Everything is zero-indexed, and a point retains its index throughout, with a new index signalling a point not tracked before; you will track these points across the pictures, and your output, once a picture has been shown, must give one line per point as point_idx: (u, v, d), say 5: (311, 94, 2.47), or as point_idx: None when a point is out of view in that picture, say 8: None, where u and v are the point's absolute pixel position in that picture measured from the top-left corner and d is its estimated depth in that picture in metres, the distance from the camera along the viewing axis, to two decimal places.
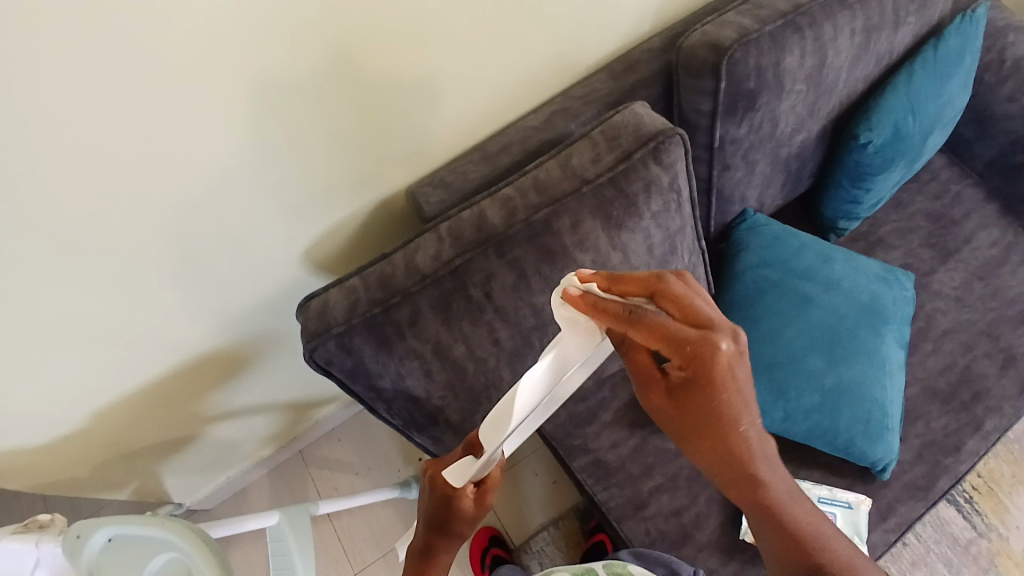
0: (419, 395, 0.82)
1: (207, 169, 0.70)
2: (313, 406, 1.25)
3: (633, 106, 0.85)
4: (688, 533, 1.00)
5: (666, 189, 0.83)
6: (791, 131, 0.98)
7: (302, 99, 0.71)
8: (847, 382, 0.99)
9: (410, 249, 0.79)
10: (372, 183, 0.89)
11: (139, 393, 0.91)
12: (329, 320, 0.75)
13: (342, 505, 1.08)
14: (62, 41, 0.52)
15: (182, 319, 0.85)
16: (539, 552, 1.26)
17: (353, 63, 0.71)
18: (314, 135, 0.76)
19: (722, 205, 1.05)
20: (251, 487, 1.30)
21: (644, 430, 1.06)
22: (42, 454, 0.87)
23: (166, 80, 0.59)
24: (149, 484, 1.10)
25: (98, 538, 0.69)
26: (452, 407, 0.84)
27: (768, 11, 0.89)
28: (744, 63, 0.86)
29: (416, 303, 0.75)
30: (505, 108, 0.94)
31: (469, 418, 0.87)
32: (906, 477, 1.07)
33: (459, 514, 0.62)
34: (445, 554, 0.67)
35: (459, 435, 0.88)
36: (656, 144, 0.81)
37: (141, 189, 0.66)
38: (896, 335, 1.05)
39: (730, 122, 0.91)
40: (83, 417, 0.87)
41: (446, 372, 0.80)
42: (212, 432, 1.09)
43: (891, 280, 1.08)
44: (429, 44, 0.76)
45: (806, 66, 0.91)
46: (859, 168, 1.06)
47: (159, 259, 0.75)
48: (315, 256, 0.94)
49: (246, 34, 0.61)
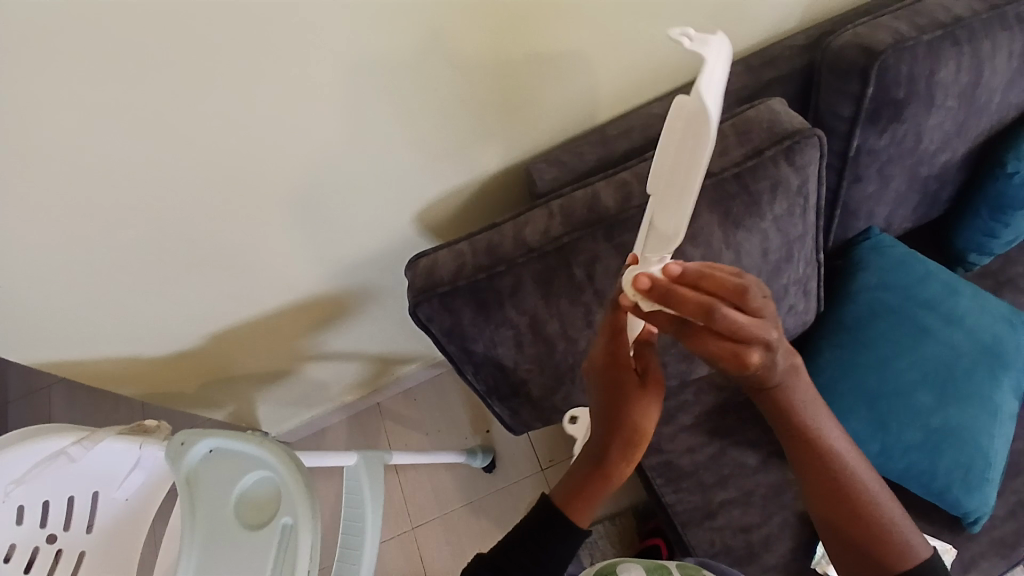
0: (507, 363, 0.86)
1: (342, 114, 0.72)
2: (395, 362, 1.27)
3: (770, 102, 0.81)
4: (755, 552, 0.96)
5: (793, 192, 0.80)
6: (935, 148, 0.92)
7: (436, 60, 0.72)
8: (954, 425, 0.92)
9: (521, 221, 0.82)
10: (491, 150, 0.90)
11: (248, 323, 0.96)
12: (436, 279, 0.80)
13: (407, 458, 1.10)
14: None
15: (296, 259, 0.89)
16: (591, 544, 1.25)
17: (493, 26, 0.72)
18: (449, 94, 0.77)
19: (845, 219, 1.00)
20: (330, 430, 1.36)
21: (723, 440, 1.03)
22: (155, 364, 0.94)
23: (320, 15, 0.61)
24: (243, 411, 1.17)
25: (199, 448, 0.74)
26: (534, 381, 0.90)
27: (928, 19, 0.83)
28: (895, 70, 0.81)
29: (519, 274, 0.78)
30: (630, 91, 0.92)
31: (549, 395, 0.93)
32: (997, 532, 0.99)
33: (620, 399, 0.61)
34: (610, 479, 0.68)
35: (535, 408, 0.95)
36: (791, 143, 0.77)
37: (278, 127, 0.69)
38: (1014, 383, 0.97)
39: (871, 131, 0.86)
40: (196, 338, 0.93)
41: (536, 346, 0.85)
42: (305, 371, 1.14)
43: (1017, 325, 1.00)
44: (569, 19, 0.76)
45: (960, 81, 0.85)
46: (1001, 199, 0.98)
47: (284, 197, 0.79)
48: (427, 218, 0.95)
49: None
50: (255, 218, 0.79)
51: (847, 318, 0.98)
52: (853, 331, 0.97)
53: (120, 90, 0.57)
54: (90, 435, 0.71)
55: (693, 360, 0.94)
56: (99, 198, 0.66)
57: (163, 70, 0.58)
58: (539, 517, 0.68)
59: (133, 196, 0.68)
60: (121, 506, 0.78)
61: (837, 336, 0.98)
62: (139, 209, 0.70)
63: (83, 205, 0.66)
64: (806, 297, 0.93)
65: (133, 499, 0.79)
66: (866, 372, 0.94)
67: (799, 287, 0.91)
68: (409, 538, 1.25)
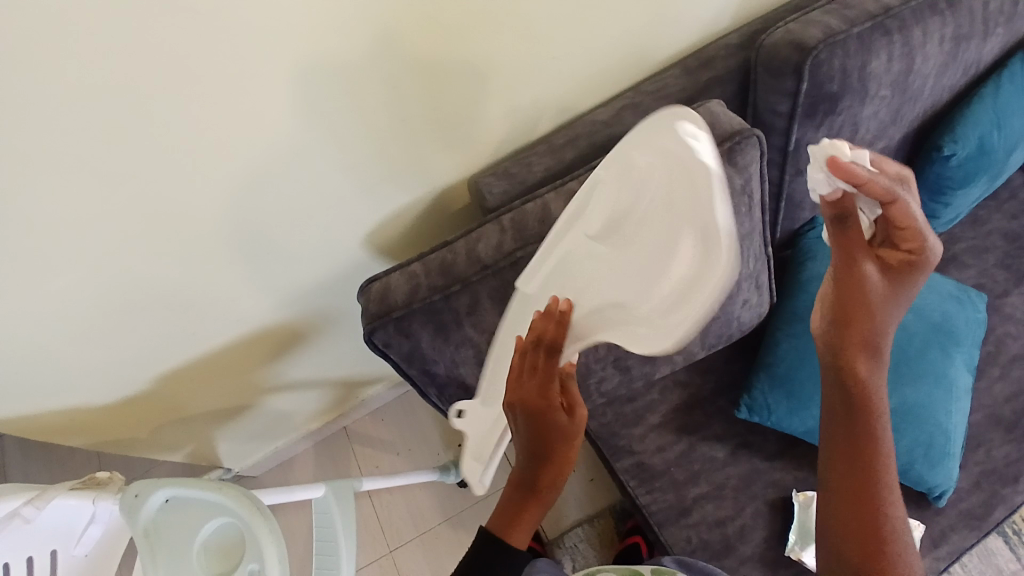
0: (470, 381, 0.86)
1: (280, 143, 0.70)
2: (361, 384, 1.26)
3: (709, 104, 0.82)
4: (731, 544, 0.98)
5: (737, 192, 0.81)
6: (872, 137, 0.94)
7: (372, 84, 0.71)
8: (912, 404, 0.95)
9: (472, 237, 0.79)
10: (436, 168, 0.89)
11: (201, 361, 0.93)
12: (390, 303, 0.77)
13: (382, 483, 1.09)
14: (146, 19, 0.52)
15: (246, 292, 0.87)
16: (572, 548, 1.26)
17: (424, 47, 0.70)
18: (387, 117, 0.76)
19: (791, 210, 1.02)
20: (297, 459, 1.34)
21: (692, 436, 1.04)
22: (105, 410, 0.91)
23: (241, 48, 0.58)
24: (203, 449, 1.14)
25: (155, 498, 0.72)
26: None
27: (856, 11, 0.85)
28: (829, 65, 0.82)
29: (475, 292, 0.77)
30: (572, 100, 0.92)
31: None
32: (963, 504, 1.02)
33: (551, 433, 0.65)
34: (534, 516, 0.70)
35: None
36: (732, 144, 0.78)
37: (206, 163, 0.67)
38: (965, 358, 1.00)
39: (808, 125, 0.88)
40: (145, 380, 0.90)
41: None
42: (267, 403, 1.12)
43: (964, 300, 1.04)
44: (503, 34, 0.75)
45: (893, 71, 0.87)
46: (940, 181, 1.01)
47: (229, 232, 0.77)
48: (378, 240, 0.94)
49: (327, 20, 0.61)
50: (200, 256, 0.77)
51: (802, 308, 1.00)
52: (809, 319, 0.99)
53: (31, 141, 0.54)
54: (40, 494, 0.68)
55: (656, 362, 0.94)
56: (22, 254, 0.63)
57: (75, 116, 0.55)
58: (481, 553, 0.68)
59: (59, 247, 0.64)
60: (80, 563, 0.74)
61: (795, 326, 0.99)
62: (69, 261, 0.67)
63: (5, 262, 0.62)
64: (759, 290, 0.95)
65: (92, 555, 0.75)
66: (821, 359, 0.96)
67: (752, 281, 0.92)
68: (388, 562, 1.24)
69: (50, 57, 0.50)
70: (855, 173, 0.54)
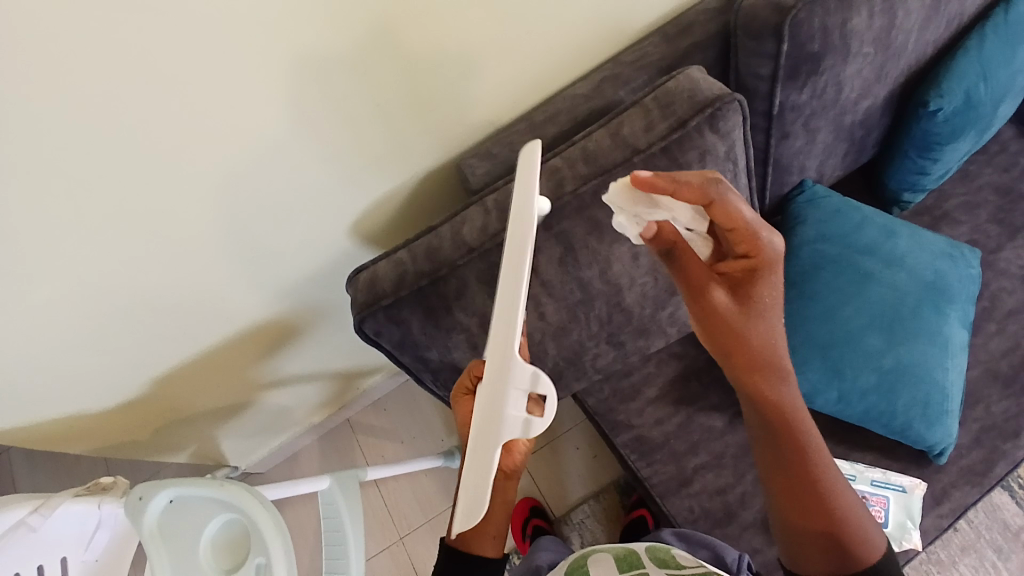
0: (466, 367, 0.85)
1: (253, 138, 0.68)
2: (359, 375, 1.26)
3: (689, 71, 0.81)
4: (733, 511, 0.98)
5: (722, 159, 0.80)
6: (857, 96, 0.93)
7: (344, 71, 0.69)
8: (908, 363, 0.95)
9: (456, 222, 0.78)
10: (417, 152, 0.87)
11: (195, 360, 0.93)
12: (378, 292, 0.77)
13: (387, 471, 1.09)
14: (101, 18, 0.50)
15: (236, 289, 0.87)
16: (579, 524, 1.27)
17: (396, 32, 0.69)
18: (361, 104, 0.75)
19: (779, 174, 1.01)
20: (302, 452, 1.34)
21: (690, 406, 1.04)
22: (104, 416, 0.91)
23: (203, 42, 0.56)
24: (205, 449, 1.15)
25: (159, 500, 0.70)
26: None
27: None
28: (808, 24, 0.80)
29: (462, 276, 0.76)
30: (550, 76, 0.90)
31: None
32: (963, 461, 1.03)
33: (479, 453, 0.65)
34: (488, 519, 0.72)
35: None
36: (713, 111, 0.77)
37: (181, 164, 0.65)
38: (960, 315, 1.00)
39: (791, 88, 0.87)
40: (141, 384, 0.90)
41: None
42: (265, 399, 1.12)
43: (957, 257, 1.03)
44: (478, 12, 0.74)
45: (874, 28, 0.85)
46: (928, 138, 1.00)
47: (213, 231, 0.76)
48: (363, 228, 0.93)
49: (289, 8, 0.59)
50: (185, 257, 0.76)
51: (794, 273, 1.00)
52: (801, 284, 0.99)
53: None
54: (45, 502, 0.68)
55: (650, 336, 0.95)
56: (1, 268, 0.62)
57: (47, 121, 0.53)
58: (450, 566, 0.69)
59: (43, 257, 0.63)
60: (92, 569, 0.74)
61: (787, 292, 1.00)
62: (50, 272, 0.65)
63: None
64: None
65: (103, 559, 0.74)
66: (815, 323, 0.96)
67: None
68: (398, 548, 1.25)
69: (15, 62, 0.48)
70: (656, 185, 0.57)
